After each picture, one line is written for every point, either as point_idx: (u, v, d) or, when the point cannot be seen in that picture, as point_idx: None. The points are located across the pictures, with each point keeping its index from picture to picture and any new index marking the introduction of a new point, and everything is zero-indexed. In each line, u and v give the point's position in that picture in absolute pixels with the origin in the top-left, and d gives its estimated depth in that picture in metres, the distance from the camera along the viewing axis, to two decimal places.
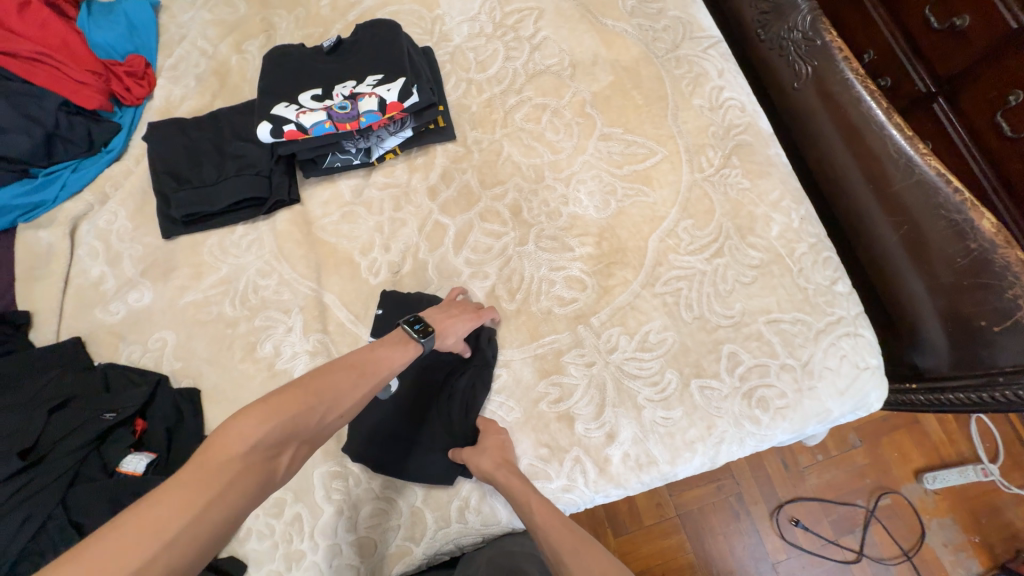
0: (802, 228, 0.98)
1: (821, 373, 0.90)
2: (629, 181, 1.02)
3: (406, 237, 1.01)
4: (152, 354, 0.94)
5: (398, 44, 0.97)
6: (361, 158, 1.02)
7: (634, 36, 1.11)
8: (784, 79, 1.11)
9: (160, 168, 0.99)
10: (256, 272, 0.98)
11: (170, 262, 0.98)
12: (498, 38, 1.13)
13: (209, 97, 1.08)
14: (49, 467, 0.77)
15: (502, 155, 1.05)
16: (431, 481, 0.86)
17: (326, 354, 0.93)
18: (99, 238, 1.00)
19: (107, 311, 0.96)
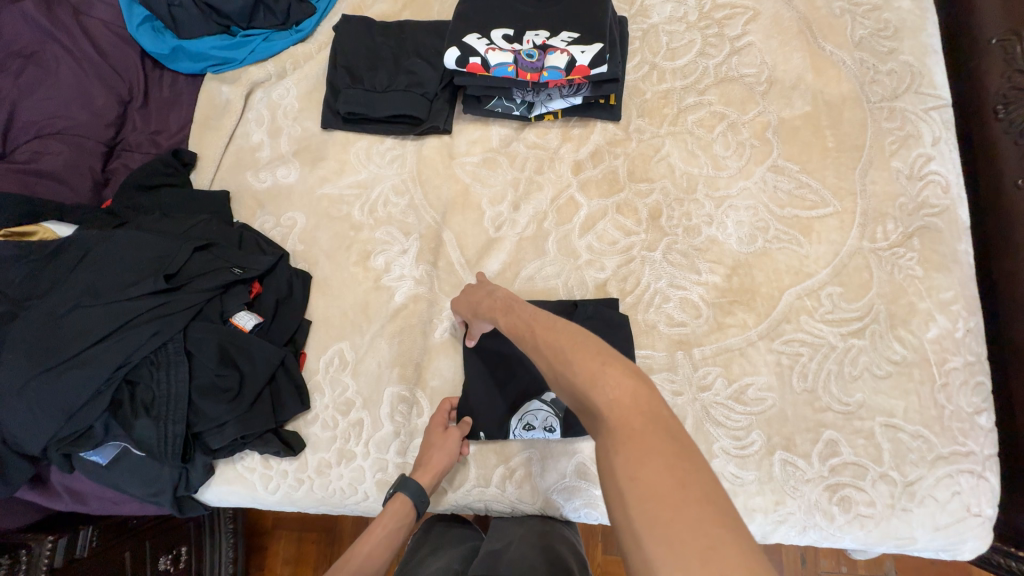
0: (964, 340, 0.86)
1: (923, 500, 0.81)
2: (787, 225, 0.93)
3: (537, 203, 0.99)
4: (283, 230, 1.01)
5: (602, 7, 0.92)
6: (521, 110, 1.00)
7: (851, 70, 0.99)
8: (1006, 172, 0.96)
9: (340, 62, 1.03)
10: (391, 187, 1.01)
11: (321, 151, 1.03)
12: (699, 29, 1.05)
13: (400, 5, 1.10)
14: (181, 297, 0.86)
15: (660, 152, 1.00)
16: None
17: (429, 286, 0.96)
18: (269, 108, 1.07)
19: (257, 177, 1.04)
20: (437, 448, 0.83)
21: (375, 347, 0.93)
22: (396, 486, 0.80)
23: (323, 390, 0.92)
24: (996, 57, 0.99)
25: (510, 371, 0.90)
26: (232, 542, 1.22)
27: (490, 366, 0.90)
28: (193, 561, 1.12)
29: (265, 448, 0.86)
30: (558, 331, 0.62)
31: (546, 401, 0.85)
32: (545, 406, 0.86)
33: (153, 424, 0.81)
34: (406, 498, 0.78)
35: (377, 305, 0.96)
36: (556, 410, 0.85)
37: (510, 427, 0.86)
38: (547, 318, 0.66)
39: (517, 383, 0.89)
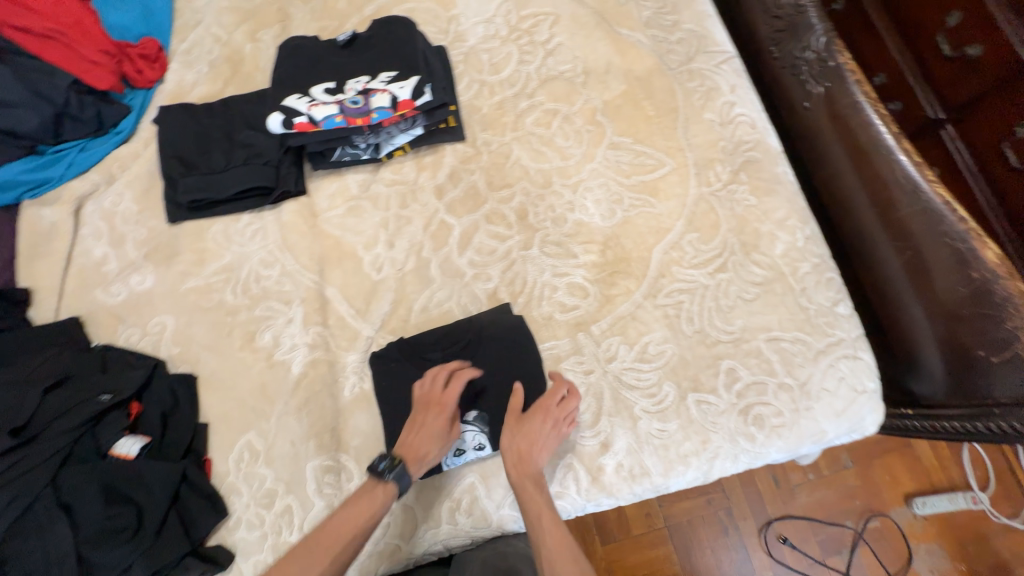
0: (807, 247, 0.98)
1: (818, 394, 0.90)
2: (636, 191, 1.02)
3: (411, 235, 1.01)
4: (151, 338, 0.93)
5: (411, 43, 0.98)
6: (370, 154, 1.02)
7: (648, 47, 1.12)
8: (795, 98, 1.12)
9: (169, 153, 0.99)
10: (259, 261, 0.98)
11: (173, 247, 0.98)
12: (512, 41, 1.13)
13: (221, 84, 1.09)
14: (40, 447, 0.77)
15: (510, 158, 1.06)
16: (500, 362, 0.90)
17: (325, 347, 0.93)
18: (104, 219, 1.00)
19: (108, 292, 0.95)
20: (367, 497, 0.75)
21: (283, 428, 0.88)
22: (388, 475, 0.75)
23: (239, 490, 0.84)
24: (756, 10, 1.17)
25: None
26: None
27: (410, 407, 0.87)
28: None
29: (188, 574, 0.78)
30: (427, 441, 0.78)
31: (468, 420, 0.85)
32: (471, 426, 0.86)
33: None
34: (359, 517, 0.73)
35: (274, 383, 0.91)
36: (481, 426, 0.86)
37: (442, 458, 0.85)
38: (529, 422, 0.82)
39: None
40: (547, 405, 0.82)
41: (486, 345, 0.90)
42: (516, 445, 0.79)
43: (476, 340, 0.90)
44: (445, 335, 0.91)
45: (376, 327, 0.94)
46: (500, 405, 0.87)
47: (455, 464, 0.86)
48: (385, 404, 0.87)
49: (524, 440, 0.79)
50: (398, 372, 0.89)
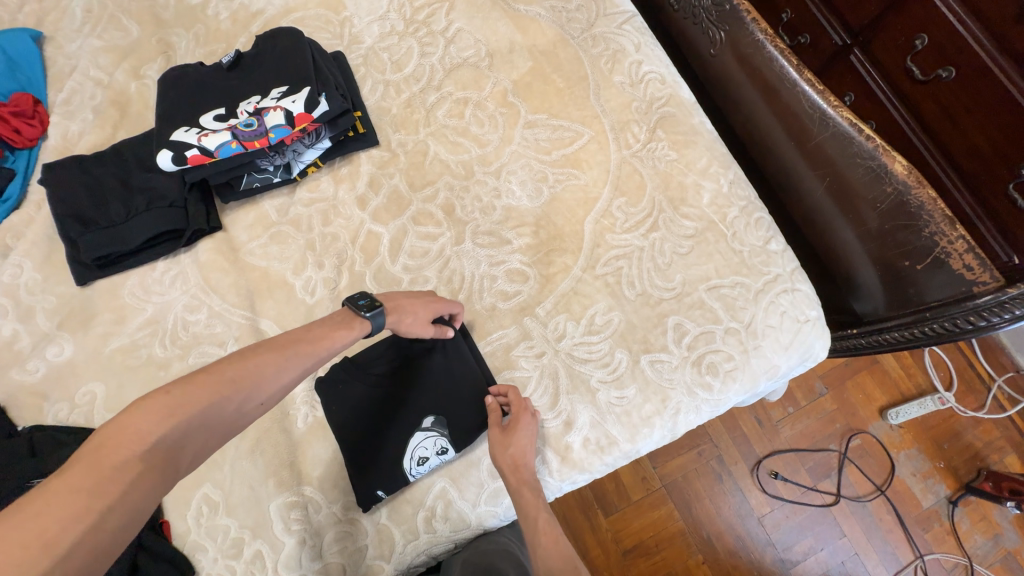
0: (732, 192, 0.99)
1: (764, 332, 0.92)
2: (559, 166, 1.01)
3: (340, 251, 0.98)
4: (81, 410, 0.88)
5: (298, 52, 0.93)
6: (281, 175, 0.98)
7: (548, 18, 1.10)
8: (701, 46, 1.12)
9: (61, 212, 0.92)
10: (183, 307, 0.93)
11: (89, 309, 0.93)
12: (410, 35, 1.10)
13: (110, 129, 1.03)
14: None
15: (428, 154, 1.03)
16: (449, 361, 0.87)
17: None
18: (7, 294, 0.93)
19: (25, 370, 0.90)
20: (199, 390, 0.57)
21: (239, 472, 0.86)
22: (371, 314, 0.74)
23: (203, 546, 0.82)
24: None
25: (382, 420, 0.85)
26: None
27: (366, 425, 0.85)
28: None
29: None
30: (265, 377, 0.62)
31: (425, 427, 0.83)
32: (429, 432, 0.84)
33: None
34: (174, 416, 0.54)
35: None
36: (439, 430, 0.84)
37: (405, 470, 0.83)
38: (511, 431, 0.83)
39: (394, 429, 0.84)
40: (522, 408, 0.83)
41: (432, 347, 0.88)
42: (509, 456, 0.80)
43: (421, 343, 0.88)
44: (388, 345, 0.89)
45: None
46: (457, 407, 0.85)
47: (419, 474, 0.84)
48: (340, 428, 0.85)
49: (518, 450, 0.80)
50: (346, 392, 0.86)
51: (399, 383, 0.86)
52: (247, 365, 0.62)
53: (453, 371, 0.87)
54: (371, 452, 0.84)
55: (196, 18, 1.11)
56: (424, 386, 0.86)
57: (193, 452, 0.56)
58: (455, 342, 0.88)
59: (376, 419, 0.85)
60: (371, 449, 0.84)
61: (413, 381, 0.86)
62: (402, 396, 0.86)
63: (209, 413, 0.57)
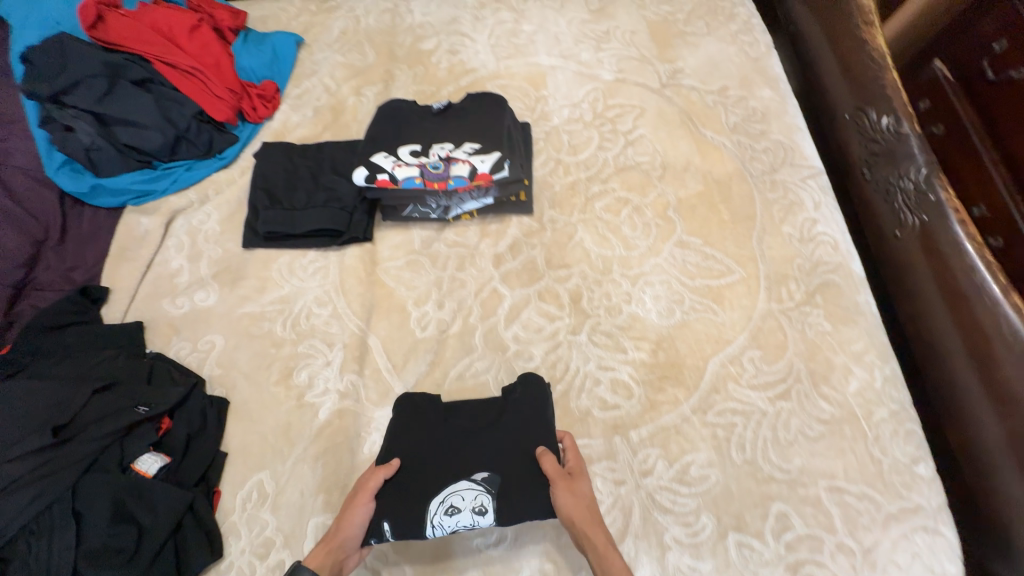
0: (885, 389, 0.87)
1: (886, 567, 0.77)
2: (700, 295, 0.97)
3: (462, 298, 1.00)
4: (199, 355, 0.96)
5: (498, 120, 1.03)
6: (438, 213, 1.05)
7: (732, 151, 1.11)
8: (886, 225, 1.06)
9: (259, 185, 1.06)
10: (313, 298, 1.01)
11: (241, 270, 1.03)
12: (595, 127, 1.16)
13: (320, 128, 1.19)
14: (73, 450, 0.78)
15: (573, 238, 1.05)
16: (528, 414, 0.83)
17: (356, 397, 0.92)
18: (189, 234, 1.07)
19: (173, 303, 1.01)
20: None
21: (297, 474, 0.86)
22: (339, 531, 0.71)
23: (237, 532, 0.82)
24: (851, 128, 1.15)
25: (437, 455, 0.79)
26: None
27: (417, 453, 0.79)
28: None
29: None
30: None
31: (478, 480, 0.75)
32: (475, 485, 0.76)
33: None
34: None
35: (298, 425, 0.90)
36: (488, 489, 0.76)
37: (429, 517, 0.74)
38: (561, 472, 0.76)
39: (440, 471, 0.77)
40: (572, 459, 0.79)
41: (519, 397, 0.85)
42: (579, 506, 0.72)
43: (508, 406, 0.84)
44: (480, 403, 0.86)
45: (408, 387, 0.92)
46: None
47: (443, 528, 0.75)
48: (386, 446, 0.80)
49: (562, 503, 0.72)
50: (420, 412, 0.84)
51: (472, 426, 0.82)
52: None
53: (527, 440, 0.80)
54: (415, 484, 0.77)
55: (421, 61, 1.28)
56: (494, 435, 0.81)
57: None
58: (539, 403, 0.84)
59: (434, 456, 0.79)
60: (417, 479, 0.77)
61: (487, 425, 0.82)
62: (468, 440, 0.80)
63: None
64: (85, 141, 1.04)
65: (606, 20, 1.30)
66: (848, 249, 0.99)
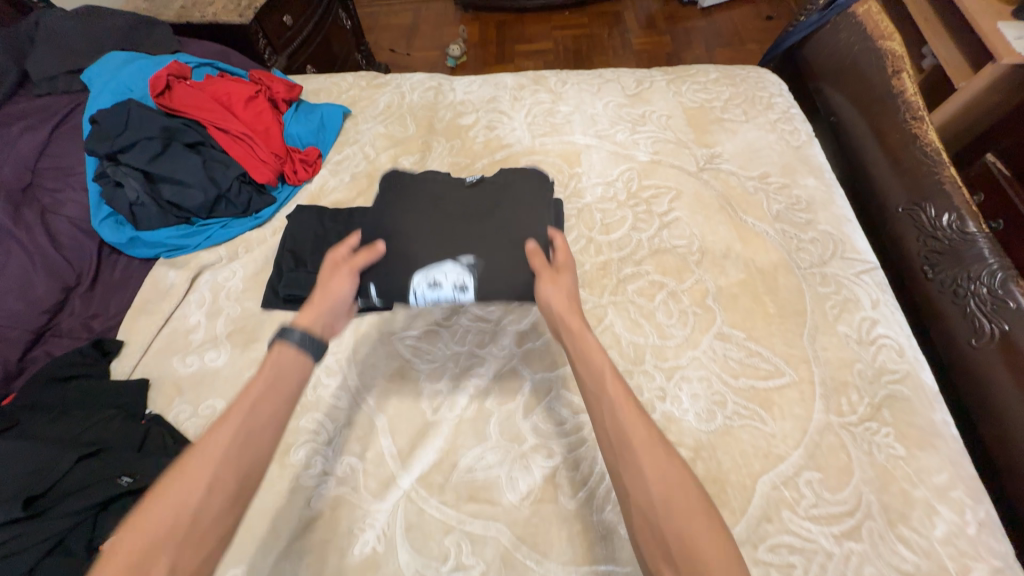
0: (981, 539, 0.72)
1: None
2: (745, 397, 0.86)
3: (479, 379, 0.93)
4: (197, 421, 0.90)
5: (541, 194, 1.00)
6: (460, 290, 0.93)
7: (776, 239, 1.05)
8: (958, 332, 0.94)
9: (287, 246, 1.06)
10: (324, 367, 0.96)
11: (256, 331, 1.00)
12: (629, 206, 1.13)
13: (355, 193, 1.20)
14: (40, 527, 0.70)
15: (603, 322, 0.98)
16: (521, 205, 0.96)
17: (353, 485, 0.83)
18: (212, 290, 1.06)
19: (183, 361, 0.97)
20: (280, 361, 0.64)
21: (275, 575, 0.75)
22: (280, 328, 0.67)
23: None
24: (905, 222, 1.07)
25: (441, 218, 0.92)
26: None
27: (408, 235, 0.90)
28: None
29: None
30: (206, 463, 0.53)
31: (460, 259, 0.85)
32: (458, 266, 0.86)
33: None
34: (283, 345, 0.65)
35: (287, 513, 0.80)
36: (470, 270, 0.86)
37: (413, 288, 0.85)
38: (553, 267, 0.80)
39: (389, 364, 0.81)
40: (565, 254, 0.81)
41: (513, 186, 0.99)
42: (562, 297, 0.73)
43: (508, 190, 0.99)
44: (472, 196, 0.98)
45: (412, 479, 0.83)
46: None
47: (425, 297, 0.84)
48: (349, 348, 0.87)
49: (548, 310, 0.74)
50: (429, 183, 1.01)
51: (467, 215, 0.94)
52: (142, 529, 0.50)
53: (513, 222, 0.92)
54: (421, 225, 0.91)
55: (459, 135, 1.31)
56: (485, 205, 0.95)
57: (177, 552, 0.50)
58: (535, 193, 0.99)
59: (425, 225, 0.92)
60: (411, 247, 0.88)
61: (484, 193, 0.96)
62: (455, 230, 0.91)
63: (136, 549, 0.48)
64: (131, 196, 1.08)
65: (642, 105, 1.32)
66: (916, 355, 0.89)
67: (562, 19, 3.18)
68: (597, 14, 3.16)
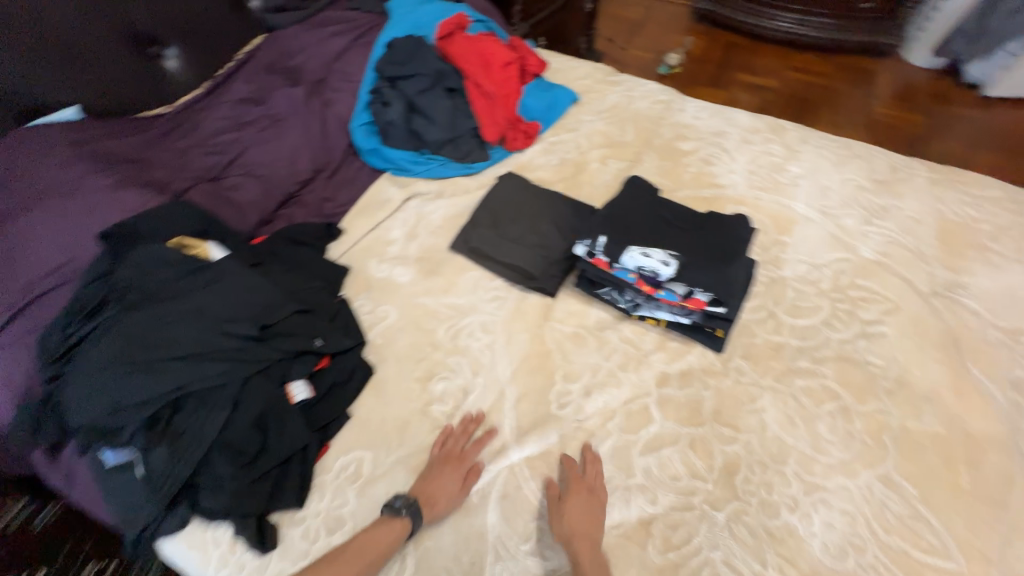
0: None
1: None
2: (889, 557, 0.77)
3: (611, 397, 0.95)
4: (372, 318, 1.06)
5: (744, 261, 1.00)
6: (626, 306, 1.02)
7: (1000, 408, 0.89)
8: None
9: (488, 206, 1.17)
10: (480, 321, 1.05)
11: (438, 265, 1.13)
12: (829, 298, 1.04)
13: (557, 178, 1.27)
14: (260, 350, 0.89)
15: (755, 402, 0.93)
16: (726, 236, 1.02)
17: (472, 434, 0.91)
18: (415, 217, 1.22)
19: (377, 265, 1.14)
20: (378, 531, 0.78)
21: (392, 473, 0.88)
22: (399, 509, 0.79)
23: (323, 492, 0.86)
24: None
25: (648, 222, 1.03)
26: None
27: (619, 219, 1.03)
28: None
29: (242, 531, 0.80)
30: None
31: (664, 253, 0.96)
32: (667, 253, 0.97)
33: (169, 456, 0.81)
34: (392, 534, 0.77)
35: (414, 428, 0.92)
36: (675, 257, 0.96)
37: (627, 252, 0.97)
38: (591, 481, 0.84)
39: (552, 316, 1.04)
40: (592, 464, 0.86)
41: (722, 219, 1.05)
42: (580, 522, 0.79)
43: (716, 218, 1.05)
44: (685, 210, 1.07)
45: (521, 455, 0.89)
46: None
47: (632, 260, 0.96)
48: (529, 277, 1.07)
49: (569, 518, 0.79)
50: (646, 189, 1.11)
51: (671, 227, 1.02)
52: None
53: (713, 245, 0.99)
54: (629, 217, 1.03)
55: (672, 158, 1.30)
56: (692, 225, 1.03)
57: None
58: (737, 230, 1.04)
59: (636, 214, 1.04)
60: (618, 227, 1.01)
61: (694, 221, 1.04)
62: (660, 229, 1.01)
63: None
64: (390, 117, 1.25)
65: (888, 196, 1.18)
66: None
67: (800, 60, 2.89)
68: (844, 65, 2.81)
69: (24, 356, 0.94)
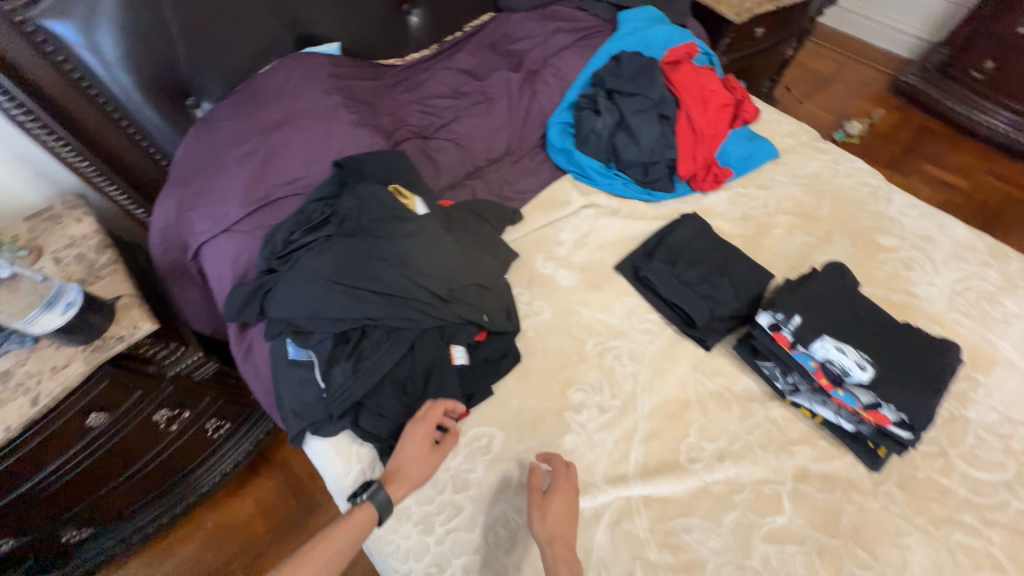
0: None
1: None
2: None
3: (744, 471, 0.92)
4: (528, 310, 1.11)
5: (939, 390, 0.92)
6: (784, 387, 1.00)
7: None
8: None
9: (666, 241, 1.18)
10: (629, 348, 1.07)
11: (600, 280, 1.16)
12: (1015, 460, 0.94)
13: (737, 232, 1.24)
14: (440, 308, 0.99)
15: (903, 538, 0.86)
16: (926, 358, 0.94)
17: (598, 453, 0.93)
18: (588, 226, 1.25)
19: (543, 260, 1.19)
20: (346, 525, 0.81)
21: (517, 461, 0.92)
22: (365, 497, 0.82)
23: (456, 452, 0.93)
24: None
25: (843, 316, 0.98)
26: (249, 446, 1.57)
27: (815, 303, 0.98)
28: (223, 437, 1.48)
29: (390, 459, 0.91)
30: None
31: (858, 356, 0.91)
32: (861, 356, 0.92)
33: (351, 373, 0.91)
34: (369, 511, 0.81)
35: (546, 426, 0.96)
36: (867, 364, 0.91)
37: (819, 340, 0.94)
38: (572, 481, 0.85)
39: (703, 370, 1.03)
40: (561, 470, 0.86)
41: (925, 339, 0.97)
42: (559, 515, 0.81)
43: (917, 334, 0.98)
44: (883, 315, 1.01)
45: (641, 492, 0.90)
46: None
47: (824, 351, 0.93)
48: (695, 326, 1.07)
49: (555, 523, 0.80)
50: (848, 278, 1.05)
51: (866, 327, 0.97)
52: None
53: (909, 364, 0.93)
54: (827, 304, 0.99)
55: (867, 249, 1.22)
56: (890, 334, 0.97)
57: None
58: (940, 356, 0.95)
59: (833, 304, 0.99)
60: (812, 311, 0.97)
61: (893, 331, 0.98)
62: (853, 327, 0.97)
63: None
64: (597, 125, 1.29)
65: None
66: None
67: (1005, 170, 2.55)
68: None
69: (249, 244, 1.09)
